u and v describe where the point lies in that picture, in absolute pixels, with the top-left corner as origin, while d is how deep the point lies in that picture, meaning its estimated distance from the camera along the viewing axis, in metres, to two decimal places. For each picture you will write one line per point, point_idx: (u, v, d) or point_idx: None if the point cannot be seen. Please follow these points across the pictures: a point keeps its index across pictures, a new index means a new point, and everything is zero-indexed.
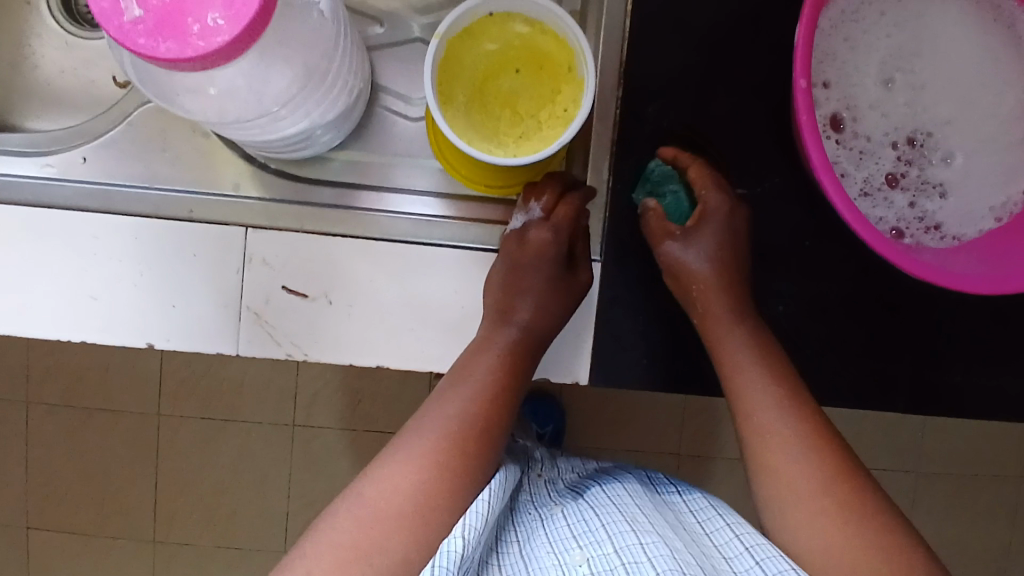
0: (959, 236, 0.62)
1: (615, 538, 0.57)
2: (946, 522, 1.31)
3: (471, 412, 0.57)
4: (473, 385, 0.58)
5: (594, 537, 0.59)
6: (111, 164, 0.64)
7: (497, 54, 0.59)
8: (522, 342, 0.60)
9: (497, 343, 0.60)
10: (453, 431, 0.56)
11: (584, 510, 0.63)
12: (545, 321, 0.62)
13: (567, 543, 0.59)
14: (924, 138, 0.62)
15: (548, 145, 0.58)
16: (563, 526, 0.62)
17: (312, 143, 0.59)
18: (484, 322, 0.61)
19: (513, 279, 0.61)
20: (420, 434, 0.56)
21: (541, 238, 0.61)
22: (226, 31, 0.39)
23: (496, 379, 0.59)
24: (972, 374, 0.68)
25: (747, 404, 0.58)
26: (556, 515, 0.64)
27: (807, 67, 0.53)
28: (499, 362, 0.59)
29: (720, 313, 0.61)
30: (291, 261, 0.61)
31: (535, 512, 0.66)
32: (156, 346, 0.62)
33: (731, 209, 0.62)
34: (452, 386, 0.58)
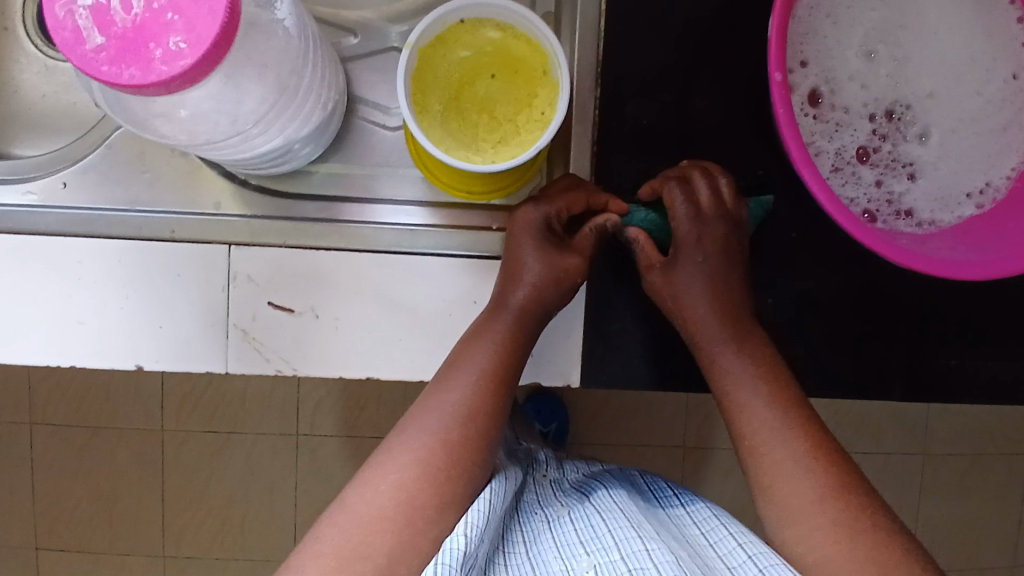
0: (934, 221, 0.61)
1: (622, 545, 0.57)
2: (957, 503, 1.30)
3: (465, 414, 0.56)
4: (464, 385, 0.56)
5: (601, 543, 0.59)
6: (92, 190, 0.63)
7: (471, 61, 0.58)
8: (513, 337, 0.59)
9: (489, 336, 0.58)
10: (446, 434, 0.55)
11: (590, 513, 0.63)
12: (534, 314, 0.60)
13: (574, 549, 0.59)
14: (904, 110, 0.62)
15: (525, 149, 0.58)
16: (570, 532, 0.62)
17: (291, 158, 0.59)
18: (481, 314, 0.60)
19: (513, 269, 0.60)
20: (412, 441, 0.54)
21: (535, 221, 0.60)
22: (189, 54, 0.39)
23: (486, 378, 0.57)
24: (968, 358, 0.68)
25: (744, 417, 0.57)
26: (563, 519, 0.64)
27: (782, 60, 0.52)
28: (490, 361, 0.57)
29: (711, 334, 0.60)
30: (276, 277, 0.61)
31: (541, 514, 0.66)
32: (146, 367, 0.61)
33: (703, 229, 0.61)
34: (443, 382, 0.57)
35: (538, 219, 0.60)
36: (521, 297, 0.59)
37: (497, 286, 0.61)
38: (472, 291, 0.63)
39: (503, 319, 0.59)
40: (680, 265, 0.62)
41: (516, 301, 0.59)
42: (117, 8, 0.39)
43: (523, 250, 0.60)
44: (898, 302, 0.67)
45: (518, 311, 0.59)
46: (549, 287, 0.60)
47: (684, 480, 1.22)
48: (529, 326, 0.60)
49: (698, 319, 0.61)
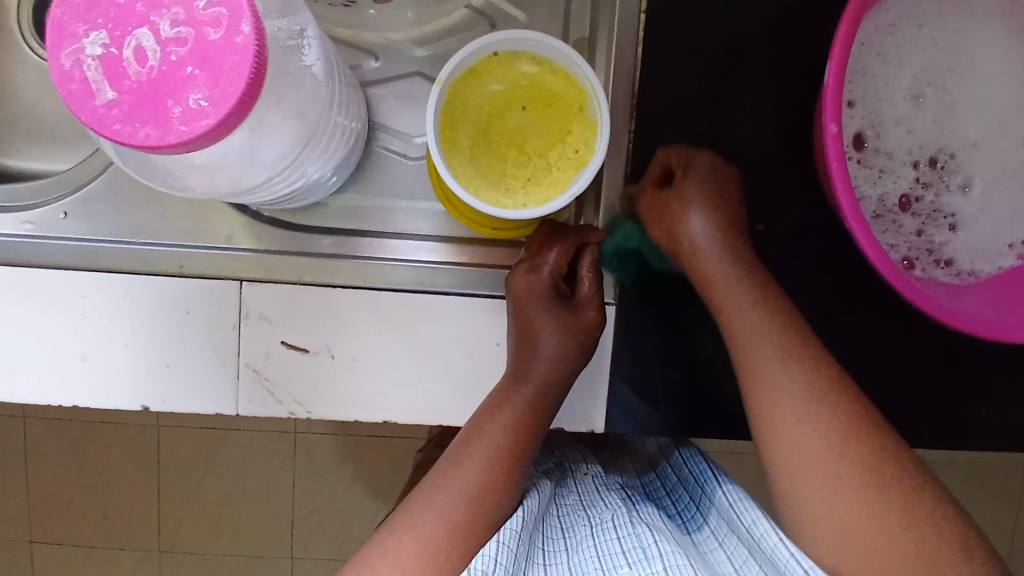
0: (973, 272, 0.59)
1: (665, 556, 0.52)
2: None
3: (477, 494, 0.52)
4: (478, 459, 0.53)
5: (644, 554, 0.53)
6: (95, 219, 0.60)
7: (503, 94, 0.55)
8: (531, 413, 0.56)
9: (513, 403, 0.55)
10: (458, 510, 0.51)
11: (637, 522, 0.58)
12: (559, 384, 0.57)
13: (616, 559, 0.54)
14: (947, 158, 0.59)
15: (559, 193, 0.54)
16: (613, 541, 0.56)
17: (313, 192, 0.55)
18: (500, 384, 0.57)
19: (527, 339, 0.57)
20: (418, 516, 0.51)
21: (537, 287, 0.58)
22: (212, 113, 0.35)
23: (503, 447, 0.54)
24: (1001, 407, 0.66)
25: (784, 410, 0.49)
26: (606, 525, 0.59)
27: (837, 110, 0.49)
28: (507, 436, 0.54)
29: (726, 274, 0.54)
30: (291, 315, 0.58)
31: (586, 520, 0.61)
32: (152, 408, 0.58)
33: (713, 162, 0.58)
34: (457, 459, 0.54)
35: (543, 276, 0.58)
36: (541, 366, 0.56)
37: (512, 356, 0.57)
38: (494, 333, 0.60)
39: (523, 390, 0.56)
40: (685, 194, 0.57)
41: (534, 370, 0.56)
42: (132, 59, 0.35)
43: (535, 314, 0.57)
44: (932, 347, 0.65)
45: (538, 382, 0.56)
46: (567, 360, 0.57)
47: None
48: (550, 399, 0.57)
49: (710, 263, 0.55)
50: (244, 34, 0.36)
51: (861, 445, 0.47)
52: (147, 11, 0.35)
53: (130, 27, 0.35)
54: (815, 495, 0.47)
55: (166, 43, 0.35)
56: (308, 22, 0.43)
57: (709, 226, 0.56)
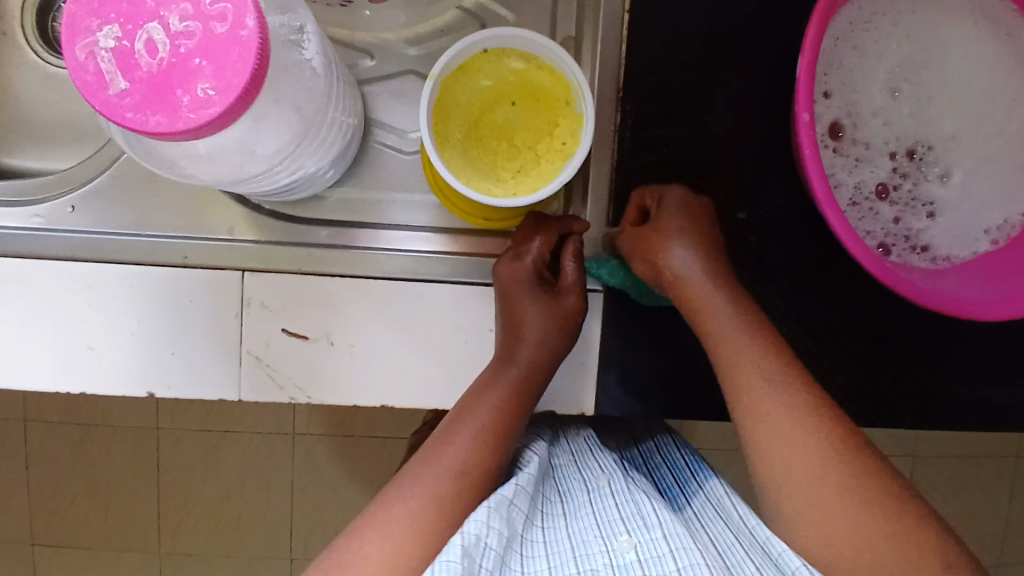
0: (949, 258, 0.62)
1: (668, 529, 0.51)
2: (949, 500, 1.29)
3: (462, 471, 0.54)
4: (465, 437, 0.55)
5: (642, 522, 0.52)
6: (101, 213, 0.62)
7: (493, 90, 0.57)
8: (515, 395, 0.58)
9: (496, 385, 0.58)
10: (445, 484, 0.53)
11: (635, 493, 0.57)
12: (542, 367, 0.60)
13: (615, 527, 0.53)
14: (925, 150, 0.62)
15: (547, 181, 0.57)
16: (611, 511, 0.55)
17: (311, 185, 0.57)
18: (485, 369, 0.59)
19: (512, 326, 0.60)
20: (405, 491, 0.52)
21: (520, 274, 0.60)
22: (218, 102, 0.38)
23: (488, 427, 0.56)
24: (976, 387, 0.68)
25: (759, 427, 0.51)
26: (604, 493, 0.58)
27: (809, 100, 0.52)
28: (492, 417, 0.57)
29: (717, 300, 0.55)
30: (291, 304, 0.60)
31: (583, 489, 0.60)
32: (158, 394, 0.61)
33: (691, 201, 0.60)
34: (443, 438, 0.56)
35: (527, 265, 0.60)
36: (525, 351, 0.59)
37: (498, 341, 0.60)
38: (487, 319, 0.62)
39: (509, 373, 0.58)
40: (669, 233, 0.57)
41: (518, 354, 0.59)
42: (142, 52, 0.38)
43: (521, 301, 0.59)
44: (909, 330, 0.67)
45: (523, 366, 0.59)
46: (550, 346, 0.60)
47: None
48: (533, 383, 0.59)
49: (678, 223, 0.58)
50: (247, 28, 0.38)
51: (828, 431, 0.50)
52: (157, 7, 0.38)
53: (141, 22, 0.38)
54: (784, 483, 0.49)
55: (174, 37, 0.38)
56: (308, 19, 0.45)
57: (691, 259, 0.56)
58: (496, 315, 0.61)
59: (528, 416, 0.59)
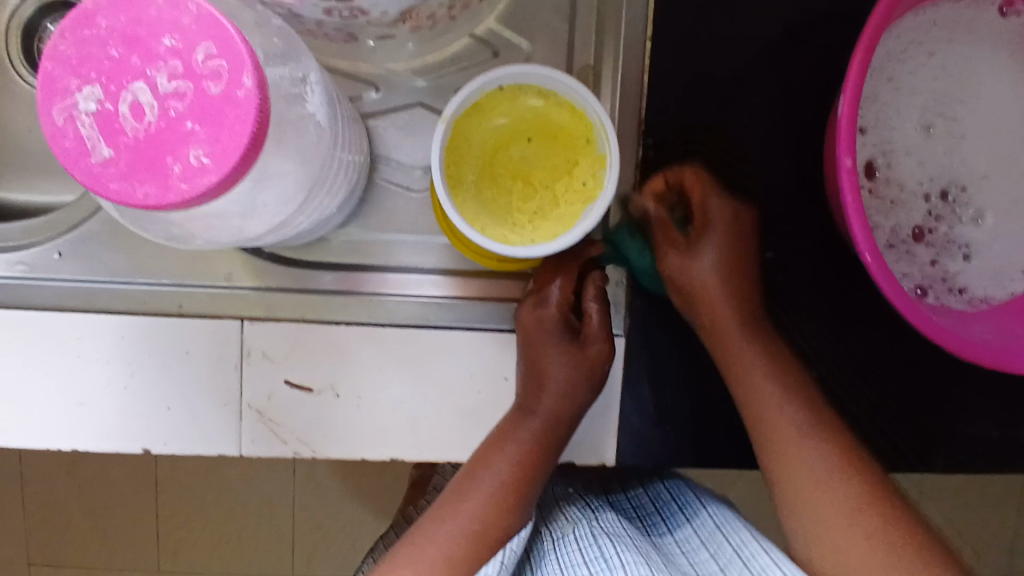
0: (987, 300, 0.58)
1: (628, 567, 0.56)
2: None
3: (479, 530, 0.54)
4: (479, 499, 0.55)
5: (606, 564, 0.57)
6: (91, 261, 0.57)
7: (508, 129, 0.54)
8: (537, 448, 0.57)
9: (517, 438, 0.56)
10: (458, 548, 0.53)
11: (596, 533, 0.60)
12: (566, 419, 0.58)
13: (579, 569, 0.58)
14: (958, 192, 0.58)
15: (567, 227, 0.53)
16: (575, 551, 0.60)
17: (321, 228, 0.53)
18: (506, 415, 0.57)
19: (534, 375, 0.58)
20: (414, 558, 0.52)
21: (543, 323, 0.58)
22: (212, 170, 0.34)
23: (507, 482, 0.55)
24: (1010, 430, 0.65)
25: (786, 460, 0.55)
26: (567, 537, 0.61)
27: (852, 143, 0.48)
28: (509, 475, 0.56)
29: (731, 328, 0.58)
30: (294, 354, 0.57)
31: (550, 537, 0.63)
32: (153, 451, 0.57)
33: (733, 215, 0.59)
34: (460, 493, 0.55)
35: (551, 316, 0.59)
36: (547, 403, 0.57)
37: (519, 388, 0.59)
38: (502, 367, 0.59)
39: (530, 427, 0.57)
40: (702, 243, 0.60)
41: (539, 407, 0.57)
42: (128, 115, 0.34)
43: (544, 359, 0.58)
44: (942, 371, 0.64)
45: (543, 419, 0.57)
46: (572, 400, 0.58)
47: None
48: (555, 438, 0.58)
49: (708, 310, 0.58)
50: (245, 87, 0.34)
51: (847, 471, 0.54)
52: (144, 65, 0.34)
53: (125, 82, 0.34)
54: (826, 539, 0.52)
55: (164, 98, 0.34)
56: (311, 67, 0.41)
57: (712, 265, 0.59)
58: (517, 365, 0.59)
59: (551, 468, 0.58)
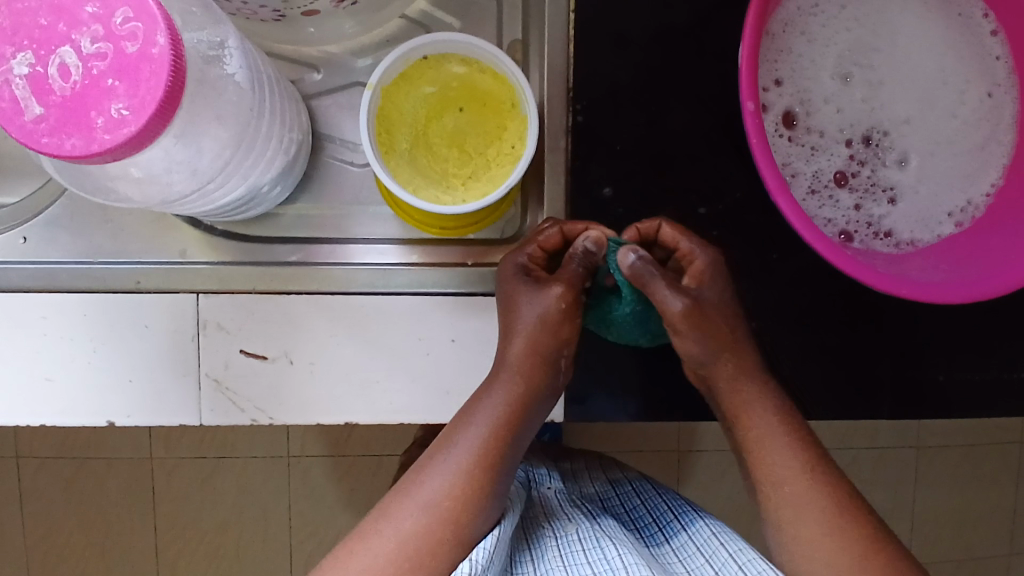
0: (913, 242, 0.60)
1: (631, 567, 0.59)
2: (961, 494, 1.24)
3: (439, 507, 0.53)
4: (443, 472, 0.53)
5: (609, 565, 0.60)
6: (54, 243, 0.62)
7: (437, 97, 0.57)
8: (508, 416, 0.54)
9: (486, 407, 0.54)
10: (427, 515, 0.53)
11: (600, 535, 0.64)
12: (538, 385, 0.55)
13: (583, 569, 0.61)
14: (881, 136, 0.61)
15: (497, 185, 0.56)
16: (578, 550, 0.63)
17: (260, 202, 0.58)
18: (483, 380, 0.56)
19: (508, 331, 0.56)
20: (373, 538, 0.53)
21: (513, 276, 0.57)
22: (132, 121, 0.37)
23: (476, 454, 0.53)
24: (956, 371, 0.66)
25: (770, 473, 0.55)
26: (571, 536, 0.65)
27: (754, 90, 0.50)
28: (475, 445, 0.54)
29: (749, 373, 0.56)
30: (247, 324, 0.60)
31: (552, 532, 0.66)
32: (117, 423, 0.60)
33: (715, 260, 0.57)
34: (431, 463, 0.54)
35: (519, 261, 0.58)
36: (518, 365, 0.55)
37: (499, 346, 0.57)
38: (449, 329, 0.61)
39: (498, 392, 0.54)
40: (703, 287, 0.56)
41: (512, 367, 0.55)
42: (56, 76, 0.37)
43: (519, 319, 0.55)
44: (884, 316, 0.65)
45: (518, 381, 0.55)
46: (549, 357, 0.56)
47: (682, 485, 1.15)
48: (528, 399, 0.55)
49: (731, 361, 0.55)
50: (158, 45, 0.38)
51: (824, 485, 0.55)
52: (68, 30, 0.37)
53: (54, 46, 0.37)
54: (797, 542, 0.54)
55: (86, 58, 0.37)
56: (231, 33, 0.46)
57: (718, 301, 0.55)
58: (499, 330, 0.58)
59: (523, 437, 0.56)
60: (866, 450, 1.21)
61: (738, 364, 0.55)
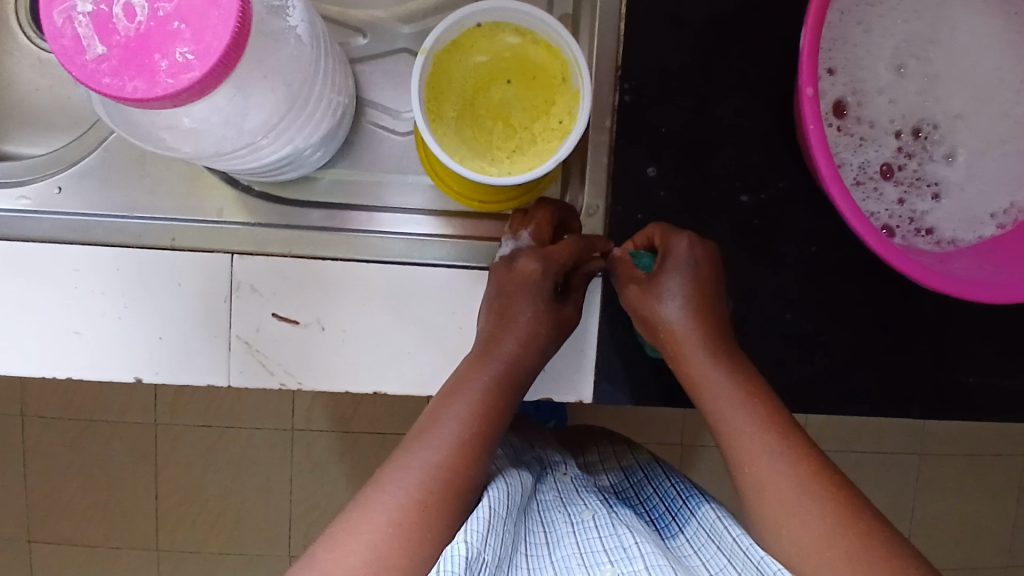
0: (954, 241, 0.60)
1: (648, 557, 0.53)
2: (963, 503, 1.24)
3: (438, 472, 0.50)
4: (441, 436, 0.52)
5: (626, 554, 0.54)
6: (88, 194, 0.61)
7: (488, 66, 0.56)
8: (498, 389, 0.55)
9: (476, 380, 0.54)
10: (411, 492, 0.48)
11: (617, 522, 0.58)
12: (527, 363, 0.57)
13: (598, 557, 0.54)
14: (930, 129, 0.60)
15: (543, 160, 0.55)
16: (594, 538, 0.57)
17: (299, 165, 0.57)
18: (467, 358, 0.56)
19: (503, 315, 0.57)
20: (371, 513, 0.47)
21: (537, 280, 0.57)
22: (198, 66, 0.37)
23: (470, 425, 0.52)
24: (987, 376, 0.65)
25: (741, 452, 0.52)
26: (587, 522, 0.59)
27: (814, 74, 0.50)
28: (468, 413, 0.53)
29: (696, 354, 0.56)
30: (280, 288, 0.59)
31: (566, 518, 0.60)
32: (145, 379, 0.59)
33: (698, 251, 0.58)
34: (420, 435, 0.52)
35: (543, 262, 0.58)
36: (510, 346, 0.56)
37: (486, 329, 0.57)
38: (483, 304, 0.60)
39: (487, 369, 0.55)
40: (665, 276, 0.58)
41: (499, 349, 0.56)
42: (121, 16, 0.36)
43: (524, 301, 0.57)
44: (919, 316, 0.64)
45: (500, 366, 0.55)
46: (535, 339, 0.57)
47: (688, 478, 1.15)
48: (515, 376, 0.56)
49: (679, 347, 0.57)
50: None
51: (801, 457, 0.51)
52: None
53: None
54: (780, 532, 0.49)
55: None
56: None
57: (678, 301, 0.57)
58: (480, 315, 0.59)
59: (513, 412, 0.56)
60: (872, 454, 1.21)
61: (686, 342, 0.57)
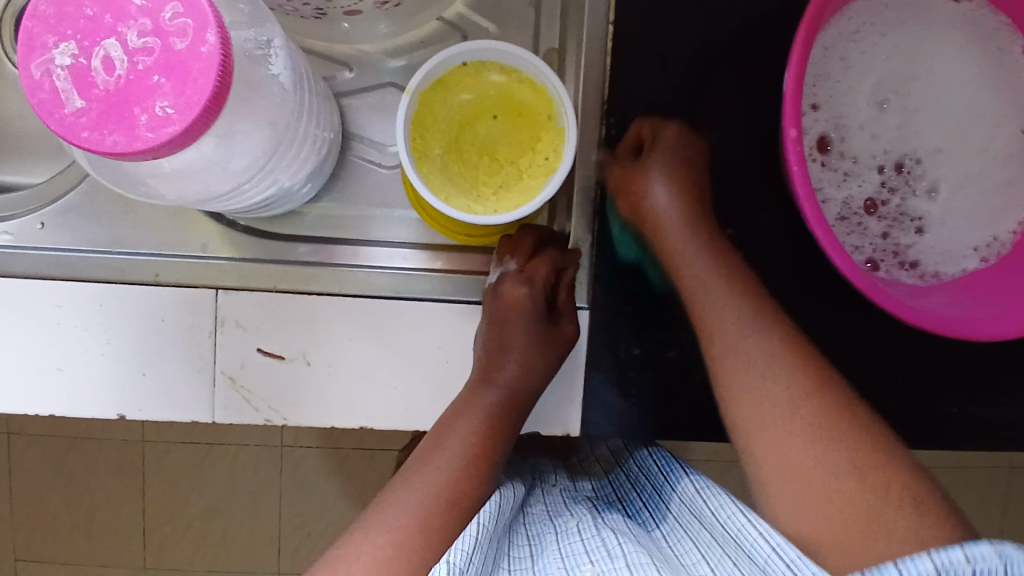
0: (937, 274, 0.60)
1: (629, 555, 0.48)
2: None
3: (440, 503, 0.49)
4: (443, 462, 0.52)
5: (606, 552, 0.49)
6: (71, 230, 0.62)
7: (473, 104, 0.56)
8: (497, 418, 0.55)
9: (478, 408, 0.55)
10: (411, 513, 0.48)
11: (600, 524, 0.53)
12: (524, 395, 0.57)
13: (579, 558, 0.49)
14: (913, 164, 0.60)
15: (529, 197, 0.55)
16: (576, 541, 0.52)
17: (287, 201, 0.57)
18: (468, 385, 0.57)
19: (500, 342, 0.58)
20: (364, 545, 0.47)
21: (524, 302, 0.59)
22: (178, 120, 0.36)
23: (473, 453, 0.53)
24: (970, 406, 0.65)
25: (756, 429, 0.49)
26: (570, 529, 0.54)
27: (797, 116, 0.50)
28: (466, 449, 0.53)
29: (678, 236, 0.57)
30: (266, 322, 0.59)
31: (552, 527, 0.56)
32: (128, 417, 0.59)
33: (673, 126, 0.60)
34: (420, 464, 0.52)
35: (525, 280, 0.60)
36: (509, 374, 0.57)
37: (483, 357, 0.58)
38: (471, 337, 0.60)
39: (486, 400, 0.55)
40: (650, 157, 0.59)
41: (499, 380, 0.56)
42: (99, 69, 0.36)
43: (517, 326, 0.59)
44: (901, 346, 0.65)
45: (502, 395, 0.56)
46: (536, 365, 0.58)
47: None
48: (509, 412, 0.56)
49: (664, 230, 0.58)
50: (209, 44, 0.37)
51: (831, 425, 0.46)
52: (115, 22, 0.36)
53: (99, 38, 0.36)
54: None
55: (133, 52, 0.36)
56: (276, 33, 0.45)
57: (665, 179, 0.58)
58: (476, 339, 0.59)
59: (512, 438, 0.56)
60: None
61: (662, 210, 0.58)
